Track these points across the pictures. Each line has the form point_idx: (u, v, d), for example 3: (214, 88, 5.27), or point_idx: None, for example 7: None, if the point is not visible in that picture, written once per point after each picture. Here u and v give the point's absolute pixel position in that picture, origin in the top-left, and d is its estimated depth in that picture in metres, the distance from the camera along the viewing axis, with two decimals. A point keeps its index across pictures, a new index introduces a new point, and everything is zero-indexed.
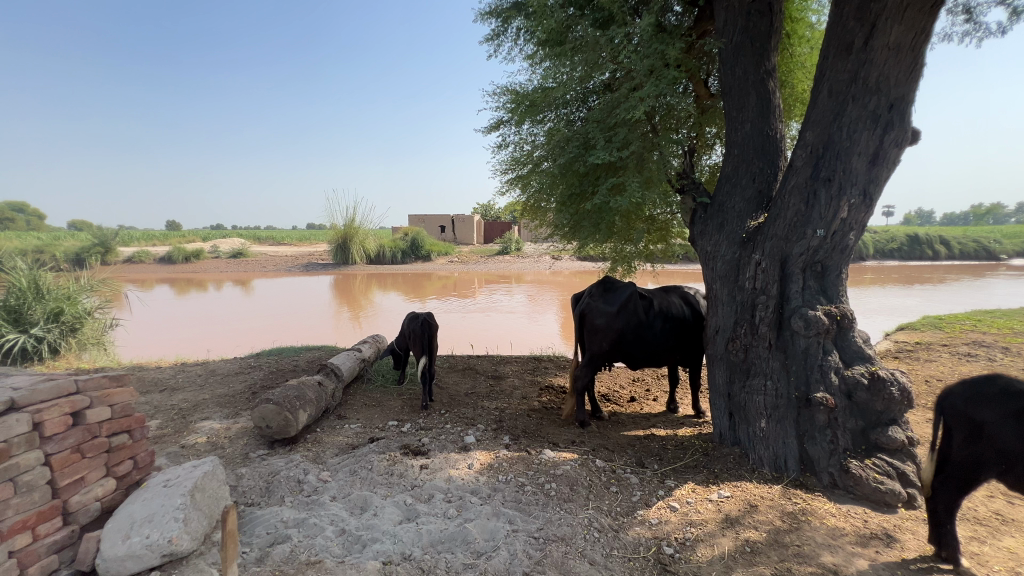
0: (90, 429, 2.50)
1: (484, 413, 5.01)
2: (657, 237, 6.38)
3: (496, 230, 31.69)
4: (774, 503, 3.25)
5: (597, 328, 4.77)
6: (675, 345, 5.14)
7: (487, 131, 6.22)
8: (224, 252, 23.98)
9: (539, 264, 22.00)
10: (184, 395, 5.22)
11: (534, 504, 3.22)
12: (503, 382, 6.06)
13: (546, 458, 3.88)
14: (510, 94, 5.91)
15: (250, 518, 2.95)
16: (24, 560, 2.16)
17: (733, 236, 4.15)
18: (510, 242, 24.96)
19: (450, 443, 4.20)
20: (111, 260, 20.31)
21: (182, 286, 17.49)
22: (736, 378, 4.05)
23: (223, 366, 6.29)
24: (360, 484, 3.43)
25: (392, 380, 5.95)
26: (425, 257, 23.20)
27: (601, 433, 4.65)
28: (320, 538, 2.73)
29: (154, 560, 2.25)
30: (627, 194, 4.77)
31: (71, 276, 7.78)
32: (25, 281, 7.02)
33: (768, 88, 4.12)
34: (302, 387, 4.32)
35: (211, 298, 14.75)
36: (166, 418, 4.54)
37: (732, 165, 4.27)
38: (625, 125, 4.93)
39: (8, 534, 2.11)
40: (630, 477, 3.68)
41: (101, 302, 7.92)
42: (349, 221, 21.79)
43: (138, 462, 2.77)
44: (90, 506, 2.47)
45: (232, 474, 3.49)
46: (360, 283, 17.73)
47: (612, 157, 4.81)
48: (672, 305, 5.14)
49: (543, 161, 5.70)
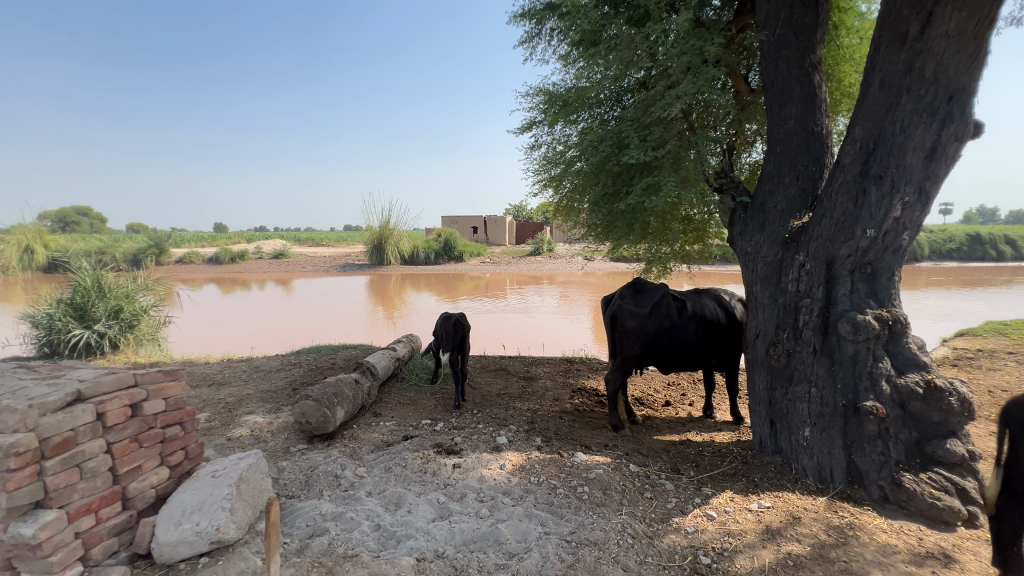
0: (146, 420, 2.65)
1: (516, 414, 5.02)
2: (694, 238, 6.21)
3: (528, 231, 31.70)
4: (819, 516, 3.11)
5: (628, 330, 4.68)
6: (711, 348, 5.00)
7: (520, 132, 6.24)
8: (267, 253, 25.02)
9: (572, 264, 21.89)
10: (230, 389, 5.47)
11: (566, 507, 3.19)
12: (535, 384, 6.05)
13: (578, 461, 3.85)
14: (544, 95, 5.90)
15: (291, 510, 3.06)
16: (89, 542, 2.31)
17: (775, 237, 4.01)
18: (542, 243, 24.91)
19: (482, 443, 4.23)
20: (166, 262, 21.53)
21: (229, 285, 18.36)
22: (778, 385, 3.91)
23: (266, 363, 6.54)
24: (394, 480, 3.50)
25: (426, 380, 6.04)
26: (458, 258, 23.50)
27: (635, 437, 4.57)
28: (357, 532, 2.80)
29: (203, 546, 2.36)
30: (662, 194, 4.68)
31: (130, 276, 8.28)
32: (89, 280, 7.51)
33: (813, 82, 3.95)
34: (339, 384, 4.45)
35: (254, 297, 15.38)
36: (214, 412, 4.77)
37: (773, 163, 4.12)
38: (661, 124, 4.84)
39: (75, 516, 2.27)
40: (665, 483, 3.60)
41: (156, 300, 8.40)
42: (384, 221, 22.25)
43: (189, 453, 2.91)
44: (146, 494, 2.62)
45: (274, 466, 3.63)
46: (394, 283, 18.12)
47: (646, 155, 4.73)
48: (707, 307, 5.00)
49: (576, 161, 5.66)
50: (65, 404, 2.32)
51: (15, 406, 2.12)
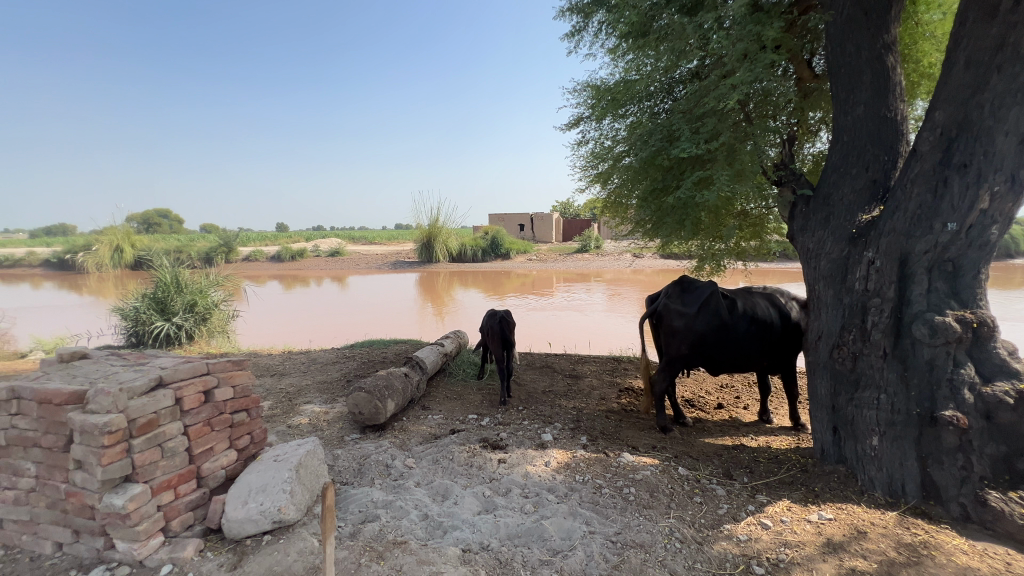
0: (217, 406, 2.87)
1: (561, 412, 5.01)
2: (751, 234, 5.92)
3: (575, 228, 31.36)
4: (888, 531, 2.89)
5: (675, 330, 4.55)
6: (764, 349, 4.76)
7: (567, 129, 6.20)
8: (324, 252, 26.29)
9: (620, 262, 21.48)
10: (291, 379, 5.81)
11: (612, 507, 3.16)
12: (581, 382, 6.00)
13: (625, 461, 3.79)
14: (591, 90, 5.82)
15: (346, 495, 3.22)
16: (169, 514, 2.54)
17: (840, 233, 3.77)
18: (589, 240, 24.62)
19: (527, 439, 4.26)
20: (235, 260, 23.10)
21: (291, 282, 19.46)
22: (843, 390, 3.68)
23: (323, 355, 6.90)
24: (441, 472, 3.60)
25: (473, 375, 6.14)
26: (505, 255, 23.67)
27: (685, 439, 4.44)
28: (406, 520, 2.90)
29: (266, 524, 2.53)
30: (715, 188, 4.50)
31: (203, 273, 8.97)
32: (169, 276, 8.21)
33: (887, 64, 3.66)
34: (390, 377, 4.62)
35: (312, 293, 16.22)
36: (276, 400, 5.09)
37: (840, 153, 3.87)
38: (715, 115, 4.64)
39: (158, 490, 2.50)
40: (716, 488, 3.48)
41: (225, 295, 9.05)
42: (433, 220, 22.75)
43: (254, 437, 3.13)
44: (217, 474, 2.83)
45: (330, 454, 3.82)
46: (443, 281, 18.51)
47: (698, 149, 4.56)
48: (761, 306, 4.76)
49: (624, 156, 5.54)
50: (149, 388, 2.56)
51: (107, 389, 2.36)
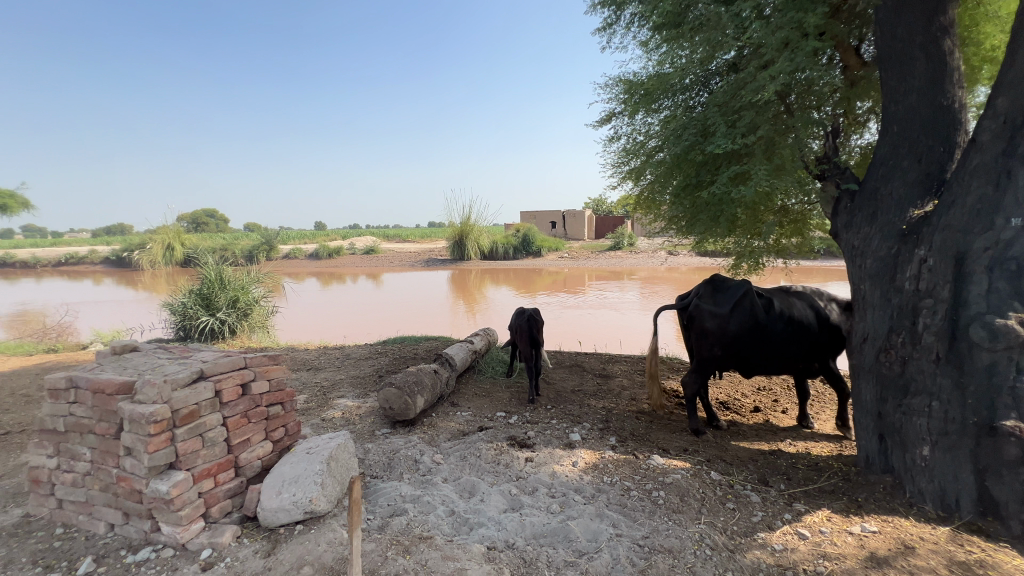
0: (254, 398, 2.99)
1: (590, 412, 4.95)
2: (792, 231, 5.67)
3: (608, 226, 30.92)
4: (938, 548, 2.72)
5: (707, 331, 4.40)
6: (801, 351, 4.56)
7: (598, 125, 6.11)
8: (359, 249, 26.96)
9: (654, 259, 21.05)
10: (326, 374, 5.99)
11: (640, 510, 3.10)
12: (611, 382, 5.92)
13: (654, 464, 3.71)
14: (623, 84, 5.71)
15: (375, 489, 3.29)
16: (209, 501, 2.66)
17: (888, 229, 3.56)
18: (622, 238, 24.26)
19: (555, 438, 4.23)
20: (276, 257, 23.98)
21: (328, 279, 20.06)
22: (890, 395, 3.49)
23: (356, 351, 7.08)
24: (468, 469, 3.62)
25: (502, 373, 6.16)
26: (537, 253, 23.62)
27: (718, 443, 4.31)
28: (433, 516, 2.94)
29: (299, 514, 2.62)
30: (752, 183, 4.32)
31: (245, 270, 9.36)
32: (213, 273, 8.61)
33: (943, 49, 3.43)
34: (420, 373, 4.68)
35: (347, 290, 16.67)
36: (311, 394, 5.26)
37: (889, 145, 3.65)
38: (752, 108, 4.47)
39: (199, 478, 2.62)
40: (750, 494, 3.36)
41: (266, 291, 9.42)
42: (465, 218, 22.94)
43: (288, 430, 3.24)
44: (253, 464, 2.95)
45: (361, 447, 3.92)
46: (474, 278, 18.65)
47: (734, 144, 4.40)
48: (797, 306, 4.56)
49: (657, 151, 5.41)
50: (192, 380, 2.69)
51: (153, 381, 2.49)
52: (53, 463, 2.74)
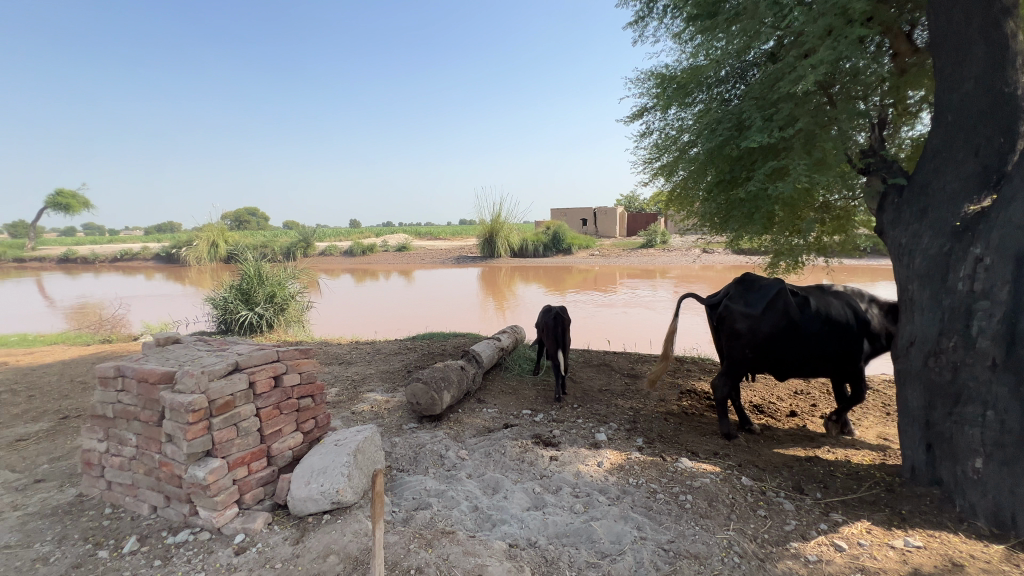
0: (286, 390, 3.09)
1: (617, 412, 4.88)
2: (834, 228, 5.40)
3: (640, 223, 30.34)
4: (990, 567, 2.54)
5: (738, 332, 4.25)
6: (839, 353, 4.36)
7: (629, 121, 6.00)
8: (392, 247, 27.49)
9: (688, 257, 20.54)
10: (357, 368, 6.14)
11: (665, 513, 3.03)
12: (639, 382, 5.82)
13: (682, 466, 3.63)
14: (655, 78, 5.58)
15: (401, 482, 3.35)
16: (243, 488, 2.77)
17: (940, 226, 3.35)
18: (655, 236, 23.79)
19: (581, 438, 4.20)
20: (313, 254, 24.72)
21: (361, 275, 20.53)
22: (939, 403, 3.28)
23: (386, 346, 7.22)
24: (493, 466, 3.64)
25: (529, 371, 6.15)
26: (567, 251, 23.47)
27: (750, 447, 4.17)
28: (456, 511, 2.97)
29: (326, 504, 2.70)
30: (790, 179, 4.14)
31: (283, 267, 9.70)
32: (253, 270, 8.96)
33: (1005, 31, 3.18)
34: (447, 369, 4.73)
35: (380, 287, 17.03)
36: (342, 387, 5.40)
37: (942, 136, 3.43)
38: (791, 100, 4.28)
39: (234, 465, 2.74)
40: (783, 502, 3.23)
41: (301, 287, 9.72)
42: (495, 215, 23.02)
43: (319, 422, 3.33)
44: (285, 454, 3.05)
45: (389, 441, 3.99)
46: (504, 276, 18.70)
47: (770, 138, 4.23)
48: (835, 306, 4.35)
49: (690, 146, 5.26)
50: (227, 372, 2.80)
51: (192, 371, 2.62)
52: (102, 447, 2.91)
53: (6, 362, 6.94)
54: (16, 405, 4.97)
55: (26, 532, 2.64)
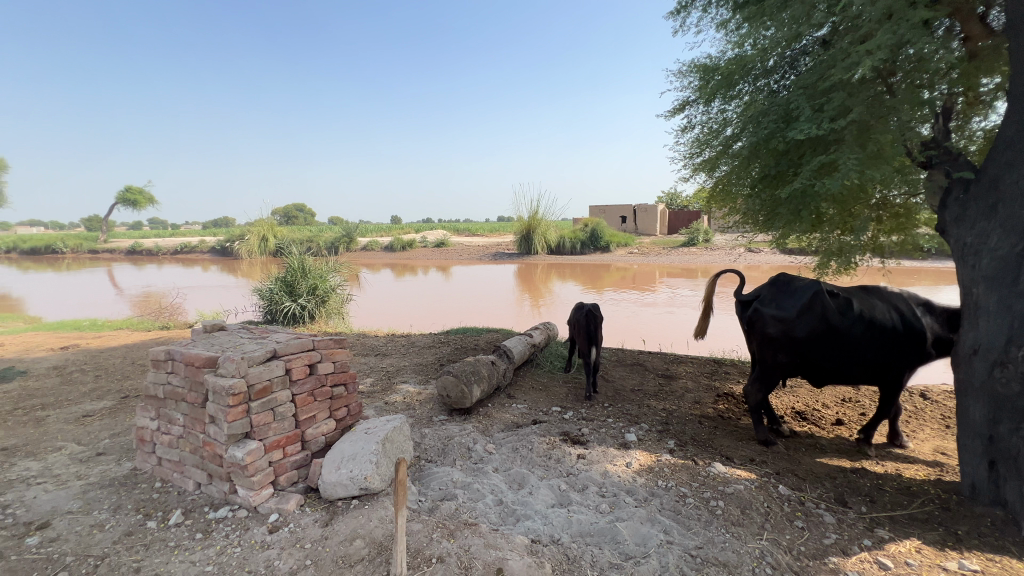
0: (320, 378, 3.20)
1: (649, 413, 4.77)
2: (891, 228, 5.05)
3: (682, 221, 29.42)
4: None
5: (770, 336, 4.06)
6: (885, 359, 4.08)
7: (669, 114, 5.83)
8: (430, 242, 28.01)
9: (732, 257, 19.78)
10: (391, 360, 6.30)
11: (695, 518, 2.94)
12: (674, 383, 5.66)
13: (715, 471, 3.50)
14: (698, 69, 5.39)
15: (428, 472, 3.41)
16: (278, 470, 2.90)
17: (1012, 225, 3.08)
18: (697, 233, 23.07)
19: (610, 437, 4.14)
20: (355, 249, 25.51)
21: (401, 270, 21.02)
22: (1005, 417, 3.03)
23: (421, 339, 7.36)
24: (519, 461, 3.64)
25: (560, 368, 6.12)
26: (605, 248, 23.13)
27: (789, 455, 3.97)
28: (481, 503, 3.00)
29: (355, 490, 2.79)
30: (839, 174, 3.90)
31: (325, 260, 10.07)
32: (297, 263, 9.35)
33: None
34: (477, 363, 4.77)
35: (418, 281, 17.37)
36: (377, 378, 5.55)
37: (1017, 126, 3.15)
38: (844, 89, 4.02)
39: (270, 448, 2.87)
40: (823, 514, 3.07)
41: (342, 280, 10.06)
42: (533, 212, 22.99)
43: (351, 410, 3.43)
44: (318, 439, 3.17)
45: (419, 432, 4.07)
46: (539, 273, 18.66)
47: (819, 129, 4.00)
48: (880, 309, 4.07)
49: (734, 140, 5.04)
50: (266, 358, 2.94)
51: (233, 356, 2.76)
52: (154, 425, 3.12)
53: (77, 344, 7.57)
54: (84, 383, 5.41)
55: (86, 500, 2.88)
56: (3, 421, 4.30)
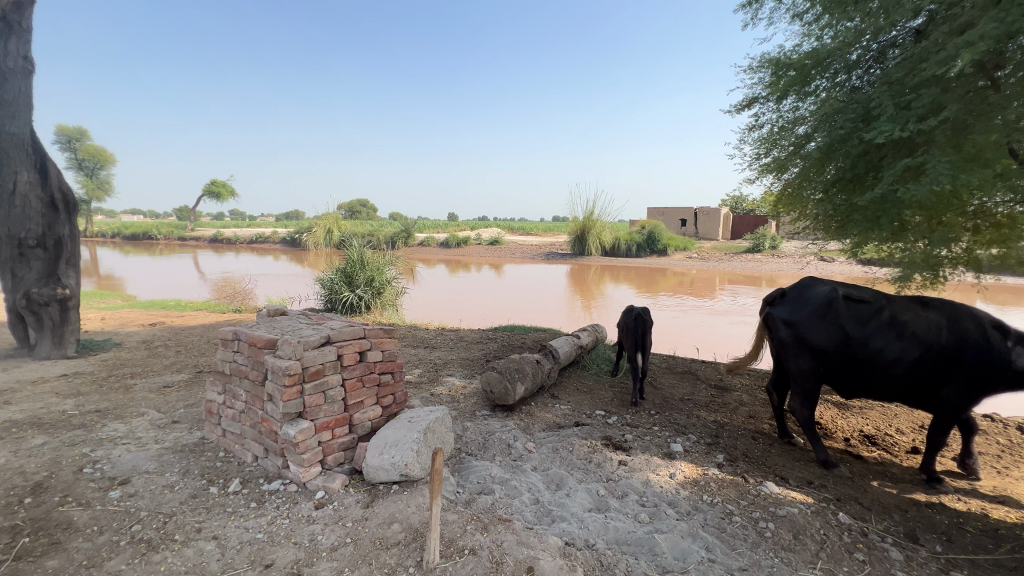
0: (369, 365, 3.33)
1: (699, 424, 4.57)
2: (990, 240, 4.46)
3: (747, 226, 27.76)
4: None
5: (782, 340, 4.08)
6: (925, 374, 3.79)
7: (735, 112, 5.55)
8: (485, 240, 28.39)
9: (802, 266, 18.45)
10: (440, 353, 6.44)
11: (741, 538, 2.78)
12: (727, 395, 5.39)
13: (766, 490, 3.30)
14: (769, 64, 5.08)
15: (468, 465, 3.46)
16: (327, 450, 3.06)
17: None
18: (762, 239, 21.73)
19: (655, 446, 4.01)
20: (412, 244, 26.38)
21: (455, 266, 21.48)
22: None
23: (469, 334, 7.48)
24: (559, 462, 3.62)
25: (607, 371, 6.00)
26: (662, 252, 22.40)
27: (854, 481, 3.66)
28: (517, 501, 3.00)
29: (396, 475, 2.88)
30: (926, 180, 3.53)
31: (383, 254, 10.48)
32: (357, 255, 9.80)
33: None
34: (522, 361, 4.77)
35: (471, 278, 17.67)
36: (425, 370, 5.69)
37: None
38: (937, 84, 3.65)
39: (320, 429, 3.02)
40: (888, 549, 2.80)
41: (398, 273, 10.43)
42: (588, 213, 22.72)
43: (397, 398, 3.55)
44: (365, 424, 3.30)
45: (461, 425, 4.14)
46: (592, 274, 18.39)
47: (903, 129, 3.65)
48: (919, 320, 3.78)
49: (808, 140, 4.71)
50: (321, 343, 3.10)
51: (291, 340, 2.94)
52: (221, 399, 3.39)
53: (164, 322, 8.37)
54: (167, 357, 5.99)
55: (161, 462, 3.18)
56: (100, 386, 4.85)
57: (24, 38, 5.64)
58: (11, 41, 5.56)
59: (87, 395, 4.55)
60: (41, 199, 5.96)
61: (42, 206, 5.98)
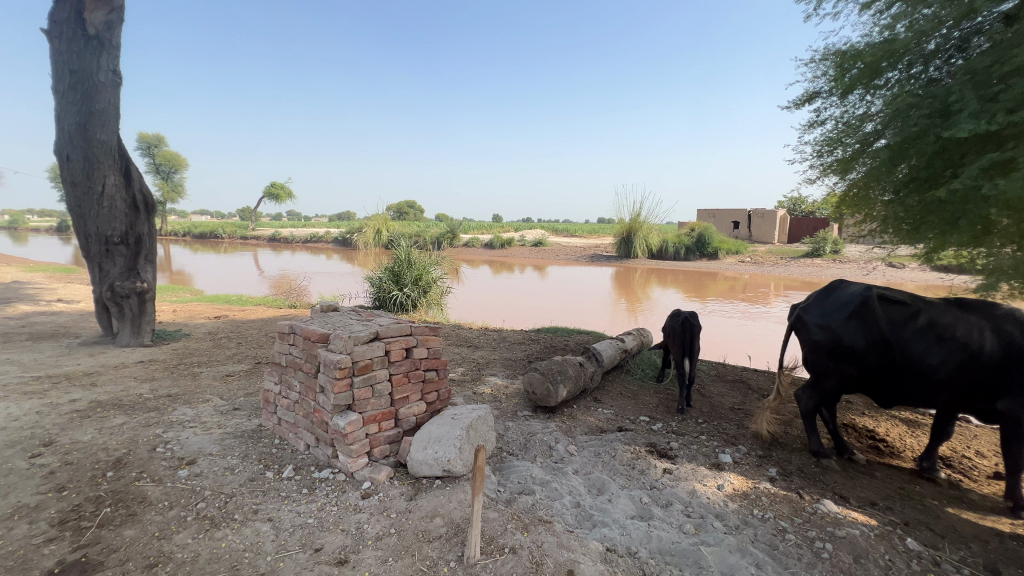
0: (415, 361, 3.42)
1: (750, 435, 4.36)
2: None
3: (807, 228, 26.11)
4: None
5: (816, 344, 3.87)
6: (969, 383, 3.50)
7: (794, 109, 5.29)
8: (529, 241, 28.46)
9: (867, 272, 17.19)
10: (483, 352, 6.51)
11: (795, 558, 2.62)
12: (782, 406, 5.12)
13: (823, 508, 3.11)
14: (834, 57, 4.80)
15: (510, 465, 3.47)
16: (373, 442, 3.16)
17: None
18: (823, 242, 20.42)
19: (701, 455, 3.87)
20: (457, 245, 26.86)
21: (498, 267, 21.67)
22: None
23: (512, 335, 7.52)
24: (601, 466, 3.56)
25: (652, 377, 5.85)
26: (712, 255, 21.58)
27: (924, 504, 3.38)
28: (558, 503, 2.99)
29: (438, 470, 2.94)
30: (1017, 175, 3.21)
31: (430, 254, 10.76)
32: (405, 255, 10.10)
33: None
34: (564, 363, 4.75)
35: (514, 279, 17.78)
36: (468, 368, 5.77)
37: None
38: None
39: (367, 421, 3.13)
40: None
41: (443, 273, 10.66)
42: (635, 215, 22.30)
43: (440, 395, 3.62)
44: (409, 419, 3.39)
45: (503, 424, 4.16)
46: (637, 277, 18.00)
47: (990, 124, 3.33)
48: (966, 323, 3.50)
49: (876, 137, 4.42)
50: (370, 339, 3.21)
51: (342, 335, 3.07)
52: (277, 389, 3.58)
53: (227, 315, 8.95)
54: (229, 348, 6.39)
55: (224, 446, 3.39)
56: (171, 372, 5.25)
57: (112, 54, 6.20)
58: (103, 56, 6.13)
59: (160, 381, 4.94)
60: (125, 201, 6.54)
61: (125, 207, 6.56)
